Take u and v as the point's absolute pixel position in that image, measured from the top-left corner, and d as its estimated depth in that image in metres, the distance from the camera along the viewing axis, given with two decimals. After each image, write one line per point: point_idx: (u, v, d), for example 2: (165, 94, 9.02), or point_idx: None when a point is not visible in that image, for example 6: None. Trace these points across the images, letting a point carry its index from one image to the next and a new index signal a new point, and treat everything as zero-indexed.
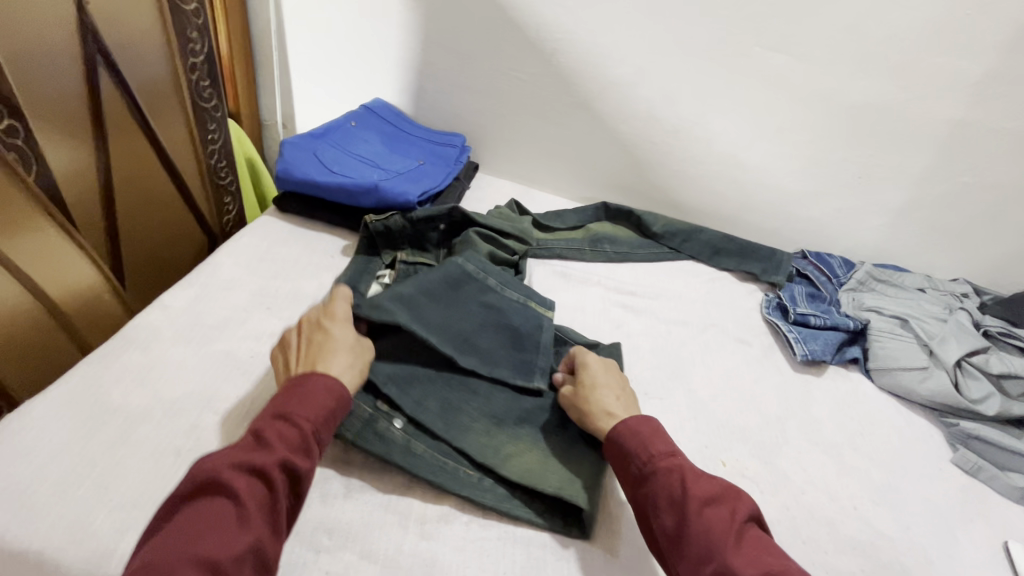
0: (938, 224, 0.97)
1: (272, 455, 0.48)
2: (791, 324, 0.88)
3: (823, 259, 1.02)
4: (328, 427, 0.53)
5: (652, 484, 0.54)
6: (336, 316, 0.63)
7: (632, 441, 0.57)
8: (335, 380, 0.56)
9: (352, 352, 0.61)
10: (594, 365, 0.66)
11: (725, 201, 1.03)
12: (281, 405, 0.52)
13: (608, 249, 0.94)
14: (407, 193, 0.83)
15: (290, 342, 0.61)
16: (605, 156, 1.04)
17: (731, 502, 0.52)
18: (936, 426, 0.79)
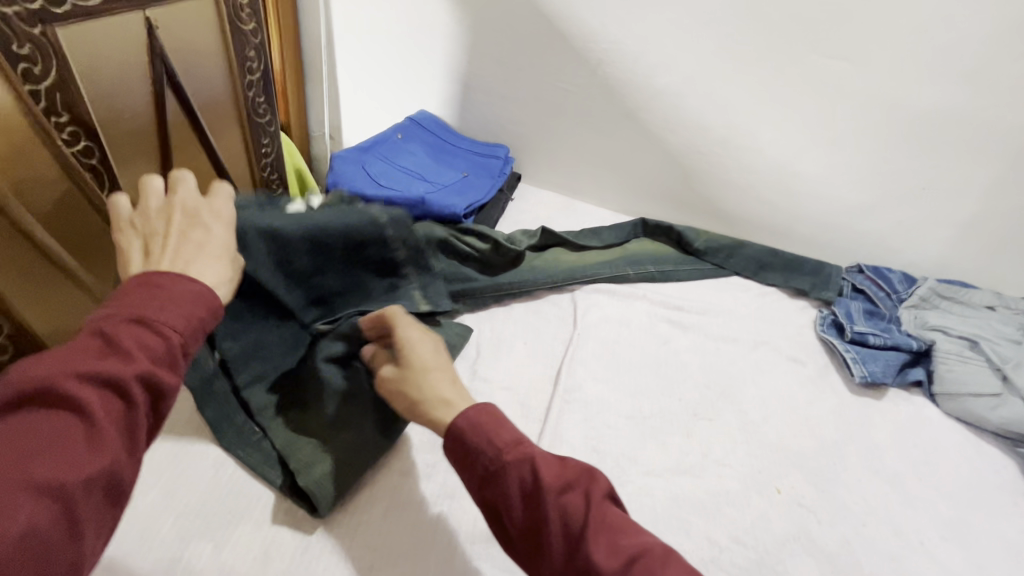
0: (1012, 237, 0.91)
1: (133, 367, 0.37)
2: (847, 343, 0.84)
3: (882, 274, 0.97)
4: (196, 337, 0.42)
5: (499, 478, 0.47)
6: (216, 212, 0.53)
7: (476, 437, 0.48)
8: (208, 286, 0.44)
9: (230, 254, 0.51)
10: (419, 342, 0.57)
11: (776, 212, 1.00)
12: (138, 303, 0.40)
13: (650, 267, 0.92)
14: (452, 207, 0.83)
15: (150, 226, 0.49)
16: (651, 166, 1.02)
17: (585, 483, 0.46)
18: (1009, 456, 0.74)
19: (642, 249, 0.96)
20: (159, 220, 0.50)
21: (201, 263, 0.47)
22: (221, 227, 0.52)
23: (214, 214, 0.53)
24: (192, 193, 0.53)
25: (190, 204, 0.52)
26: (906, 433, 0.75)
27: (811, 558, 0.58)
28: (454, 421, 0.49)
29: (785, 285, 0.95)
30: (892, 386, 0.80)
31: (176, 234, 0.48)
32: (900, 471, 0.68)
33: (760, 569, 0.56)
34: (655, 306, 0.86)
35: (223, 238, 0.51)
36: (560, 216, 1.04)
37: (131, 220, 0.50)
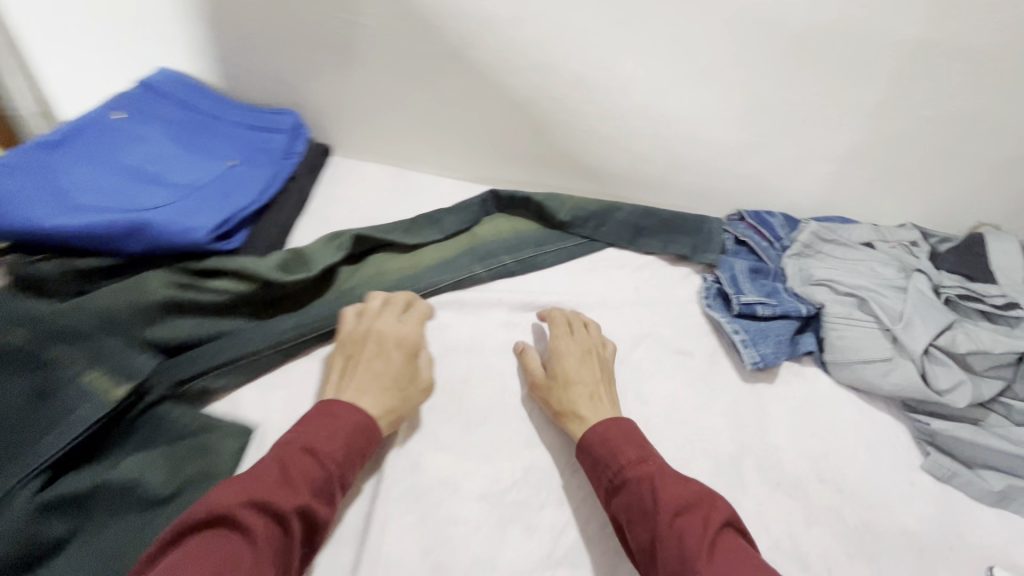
0: (888, 167, 0.83)
1: (294, 499, 0.42)
2: (735, 318, 0.73)
3: (764, 221, 0.86)
4: (354, 467, 0.48)
5: (626, 492, 0.48)
6: (414, 342, 0.56)
7: (600, 448, 0.51)
8: (369, 420, 0.49)
9: (402, 388, 0.53)
10: (565, 355, 0.59)
11: (647, 164, 0.84)
12: (308, 431, 0.47)
13: (506, 259, 0.72)
14: (194, 224, 0.54)
15: (349, 346, 0.54)
16: (495, 122, 0.79)
17: (704, 507, 0.46)
18: (901, 423, 0.68)
19: (496, 233, 0.76)
20: (357, 342, 0.55)
21: (373, 394, 0.51)
22: (398, 355, 0.54)
23: (406, 342, 0.55)
24: (394, 317, 0.57)
25: (385, 329, 0.55)
26: (803, 419, 0.66)
27: None
28: (592, 432, 0.53)
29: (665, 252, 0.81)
30: (785, 361, 0.71)
31: (357, 358, 0.53)
32: (800, 476, 0.60)
33: None
34: (515, 309, 0.68)
35: (398, 367, 0.53)
36: (389, 198, 0.80)
37: (345, 337, 0.55)
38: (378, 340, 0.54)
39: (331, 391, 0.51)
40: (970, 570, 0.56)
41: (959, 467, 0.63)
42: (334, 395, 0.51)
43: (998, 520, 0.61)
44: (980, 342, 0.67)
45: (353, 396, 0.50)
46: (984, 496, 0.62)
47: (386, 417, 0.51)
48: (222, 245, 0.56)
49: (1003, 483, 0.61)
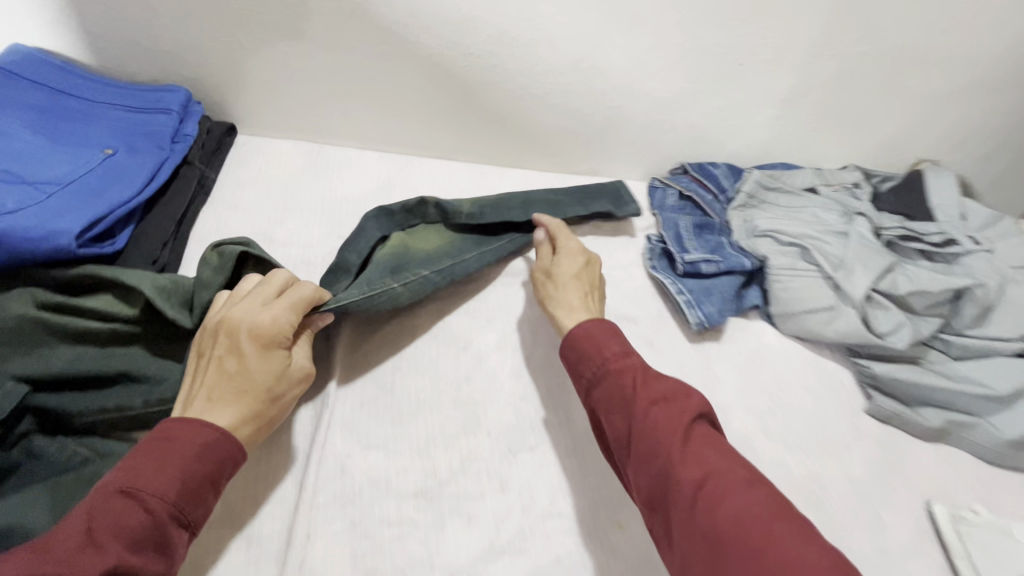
0: (827, 108, 0.80)
1: (101, 561, 0.35)
2: (679, 278, 0.71)
3: (706, 173, 0.84)
4: (200, 499, 0.41)
5: (608, 381, 0.49)
6: (272, 331, 0.47)
7: (587, 346, 0.52)
8: (212, 436, 0.42)
9: (260, 390, 0.45)
10: (568, 259, 0.61)
11: (583, 120, 0.79)
12: (130, 471, 0.39)
13: (426, 271, 0.59)
14: (51, 230, 0.48)
15: (204, 343, 0.47)
16: (415, 85, 0.73)
17: (680, 402, 0.46)
18: (845, 368, 0.68)
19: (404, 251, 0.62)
20: (211, 336, 0.47)
21: (226, 403, 0.44)
22: (253, 351, 0.46)
23: (262, 332, 0.46)
24: (254, 303, 0.48)
25: (238, 320, 0.47)
26: (750, 376, 0.65)
27: None
28: (579, 324, 0.54)
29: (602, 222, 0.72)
30: (730, 318, 0.69)
31: (210, 357, 0.46)
32: (747, 434, 0.59)
33: None
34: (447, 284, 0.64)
35: (252, 367, 0.45)
36: (305, 177, 0.73)
37: (204, 328, 0.48)
38: (231, 333, 0.46)
39: (183, 401, 0.45)
40: (912, 508, 0.57)
41: (901, 408, 0.64)
42: (186, 405, 0.45)
43: (937, 454, 0.62)
44: (919, 283, 0.67)
45: (203, 405, 0.44)
46: (924, 434, 0.63)
47: (244, 426, 0.45)
48: (86, 252, 0.50)
49: (940, 419, 0.63)
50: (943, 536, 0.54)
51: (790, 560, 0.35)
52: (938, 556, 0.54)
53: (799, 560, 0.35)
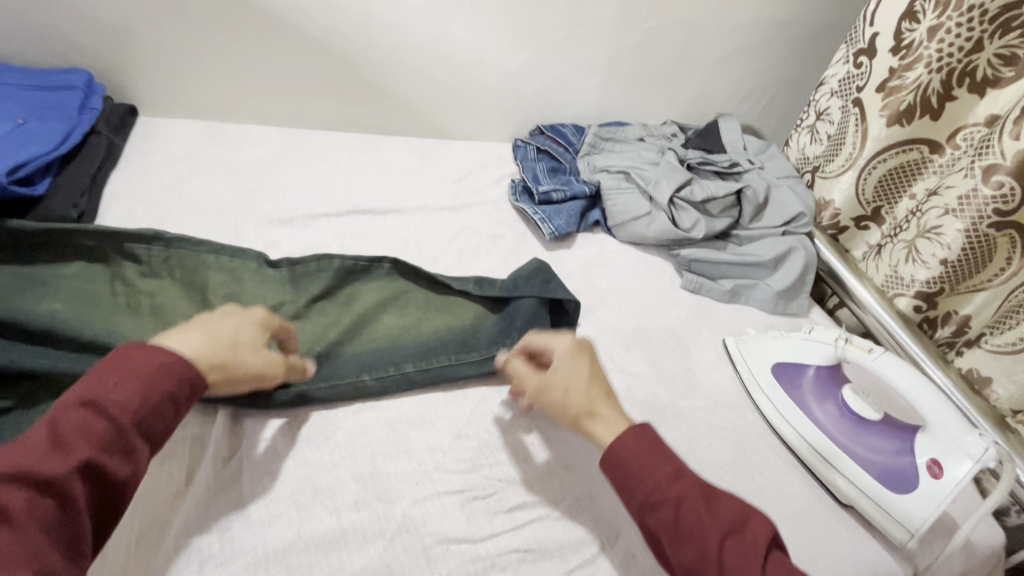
0: (639, 73, 1.04)
1: (70, 462, 0.36)
2: (537, 205, 0.89)
3: (557, 131, 1.03)
4: (162, 415, 0.42)
5: (671, 508, 0.44)
6: (270, 318, 0.52)
7: (633, 465, 0.46)
8: (183, 359, 0.43)
9: (234, 347, 0.48)
10: (574, 376, 0.52)
11: (449, 90, 0.96)
12: (92, 386, 0.40)
13: (407, 366, 0.60)
14: None
15: (197, 313, 0.50)
16: (301, 65, 0.86)
17: (750, 525, 0.43)
18: (667, 260, 0.89)
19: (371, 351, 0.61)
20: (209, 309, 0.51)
21: (195, 342, 0.45)
22: (247, 327, 0.49)
23: (262, 323, 0.51)
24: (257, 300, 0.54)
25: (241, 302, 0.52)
26: (593, 269, 0.84)
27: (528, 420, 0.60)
28: (619, 441, 0.47)
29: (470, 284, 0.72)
30: (578, 232, 0.88)
31: (201, 315, 0.49)
32: (591, 306, 0.77)
33: (483, 454, 0.56)
34: (345, 222, 0.78)
35: (239, 330, 0.49)
36: (207, 148, 0.83)
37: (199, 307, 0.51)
38: (232, 311, 0.50)
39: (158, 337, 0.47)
40: (712, 342, 0.76)
41: (705, 280, 0.85)
42: (151, 340, 0.45)
43: (732, 310, 0.83)
44: (710, 191, 0.89)
45: (172, 339, 0.45)
46: (722, 296, 0.84)
47: (207, 367, 0.45)
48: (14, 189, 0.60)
49: (732, 284, 0.84)
50: (730, 354, 0.74)
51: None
52: (728, 366, 0.73)
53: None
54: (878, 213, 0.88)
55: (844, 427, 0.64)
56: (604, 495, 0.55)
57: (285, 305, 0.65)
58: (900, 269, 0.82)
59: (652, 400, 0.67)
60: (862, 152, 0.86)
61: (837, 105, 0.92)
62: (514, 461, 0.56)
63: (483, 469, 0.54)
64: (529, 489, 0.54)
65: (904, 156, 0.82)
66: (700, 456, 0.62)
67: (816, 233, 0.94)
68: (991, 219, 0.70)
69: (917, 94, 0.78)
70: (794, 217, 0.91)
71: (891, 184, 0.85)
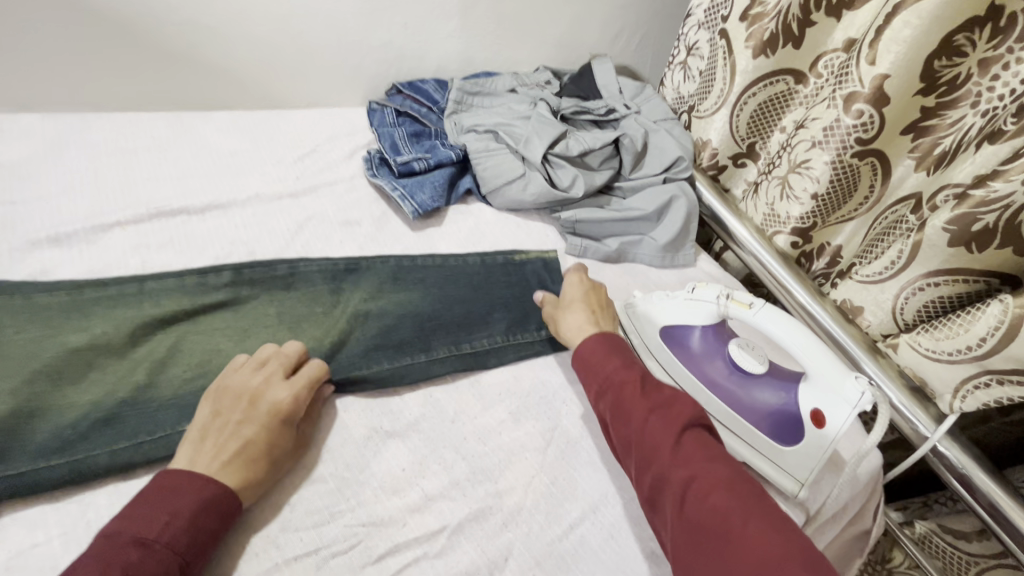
0: (500, 13, 0.92)
1: None
2: (397, 179, 0.77)
3: (417, 88, 0.90)
4: (203, 553, 0.41)
5: (614, 395, 0.51)
6: (292, 408, 0.48)
7: (591, 355, 0.54)
8: (221, 491, 0.42)
9: (267, 459, 0.45)
10: (579, 296, 0.62)
11: (269, 48, 0.81)
12: (140, 522, 0.39)
13: None
14: None
15: (220, 404, 0.47)
16: (63, 30, 0.69)
17: (676, 408, 0.49)
18: (548, 224, 0.82)
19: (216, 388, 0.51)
20: (230, 401, 0.47)
21: (232, 466, 0.44)
22: (271, 422, 0.47)
23: (282, 409, 0.48)
24: (277, 378, 0.49)
25: (263, 391, 0.48)
26: (470, 245, 0.75)
27: (398, 442, 0.52)
28: (585, 342, 0.56)
29: (326, 283, 0.62)
30: (448, 206, 0.78)
31: (225, 417, 0.46)
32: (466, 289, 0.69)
33: (342, 497, 0.47)
34: (149, 228, 0.62)
35: (268, 437, 0.46)
36: None
37: (218, 392, 0.48)
38: (252, 400, 0.47)
39: (192, 450, 0.44)
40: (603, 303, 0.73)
41: (589, 243, 0.79)
42: (192, 459, 0.44)
43: (618, 271, 0.79)
44: (587, 143, 0.82)
45: (211, 461, 0.44)
46: (607, 257, 0.79)
47: (247, 489, 0.44)
48: None
49: (616, 243, 0.79)
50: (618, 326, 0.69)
51: (762, 541, 0.39)
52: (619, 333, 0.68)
53: (772, 540, 0.39)
54: (753, 149, 0.85)
55: (743, 389, 0.62)
56: (489, 514, 0.49)
57: (62, 345, 0.50)
58: (776, 207, 0.81)
59: (540, 387, 0.60)
60: (732, 88, 0.83)
61: (705, 38, 0.87)
62: (381, 497, 0.48)
63: (341, 517, 0.46)
64: (400, 528, 0.47)
65: (772, 88, 0.79)
66: (595, 443, 0.56)
67: (697, 174, 0.90)
68: (853, 148, 0.68)
69: (779, 21, 0.74)
70: (673, 162, 0.86)
71: (762, 117, 0.82)
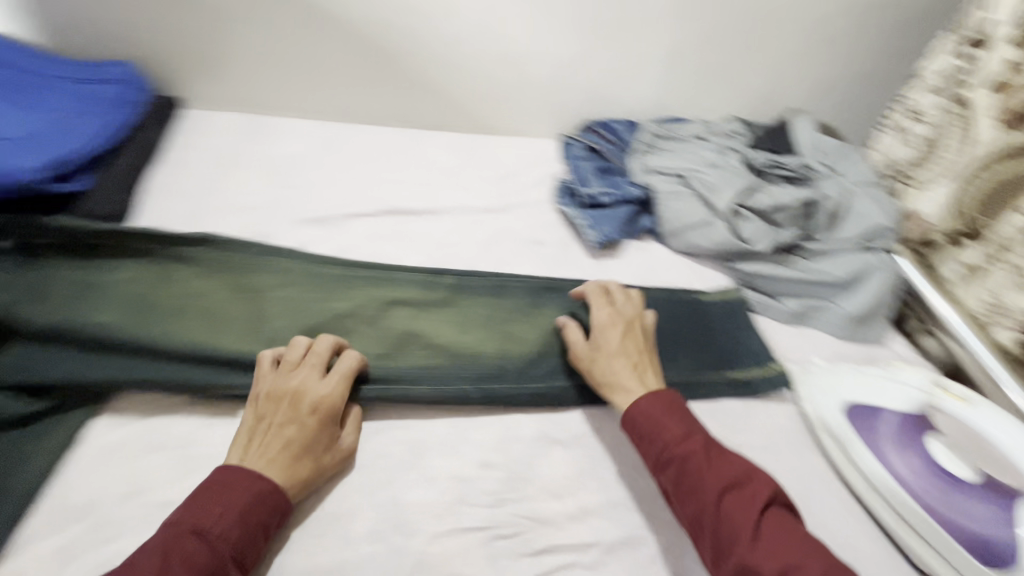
0: (703, 64, 0.95)
1: None
2: (582, 209, 0.82)
3: (609, 127, 0.96)
4: (255, 544, 0.43)
5: (677, 470, 0.49)
6: (332, 403, 0.51)
7: (648, 425, 0.51)
8: (271, 486, 0.45)
9: (311, 458, 0.48)
10: (621, 343, 0.58)
11: (490, 81, 0.92)
12: (199, 514, 0.42)
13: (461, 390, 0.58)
14: (25, 165, 0.58)
15: (262, 408, 0.50)
16: (346, 60, 0.86)
17: (749, 486, 0.47)
18: (724, 273, 0.81)
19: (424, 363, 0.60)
20: (273, 402, 0.50)
21: (280, 463, 0.46)
22: (313, 421, 0.49)
23: (325, 403, 0.50)
24: (313, 373, 0.52)
25: (305, 387, 0.51)
26: (643, 281, 0.77)
27: (561, 450, 0.56)
28: (639, 406, 0.52)
29: (513, 293, 0.69)
30: (626, 240, 0.82)
31: (268, 418, 0.49)
32: None
33: (510, 487, 0.52)
34: (380, 222, 0.75)
35: (312, 433, 0.48)
36: (246, 143, 0.82)
37: (260, 393, 0.51)
38: (295, 399, 0.50)
39: (241, 451, 0.47)
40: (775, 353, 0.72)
41: (765, 299, 0.77)
42: (240, 459, 0.47)
43: (795, 334, 0.75)
44: (778, 199, 0.80)
45: (257, 461, 0.46)
46: (784, 317, 0.76)
47: (294, 486, 0.46)
48: (56, 184, 0.61)
49: (797, 304, 0.76)
50: (794, 390, 0.66)
51: None
52: (791, 397, 0.66)
53: None
54: (976, 228, 0.75)
55: (944, 494, 0.55)
56: (642, 543, 0.50)
57: (314, 304, 0.62)
58: (1002, 297, 0.71)
59: None
60: (964, 159, 0.77)
61: (935, 104, 0.82)
62: (543, 497, 0.52)
63: (508, 504, 0.51)
64: (558, 531, 0.50)
65: (1017, 164, 0.70)
66: None
67: (897, 247, 0.82)
68: None
69: None
70: (873, 231, 0.80)
71: (995, 195, 0.73)
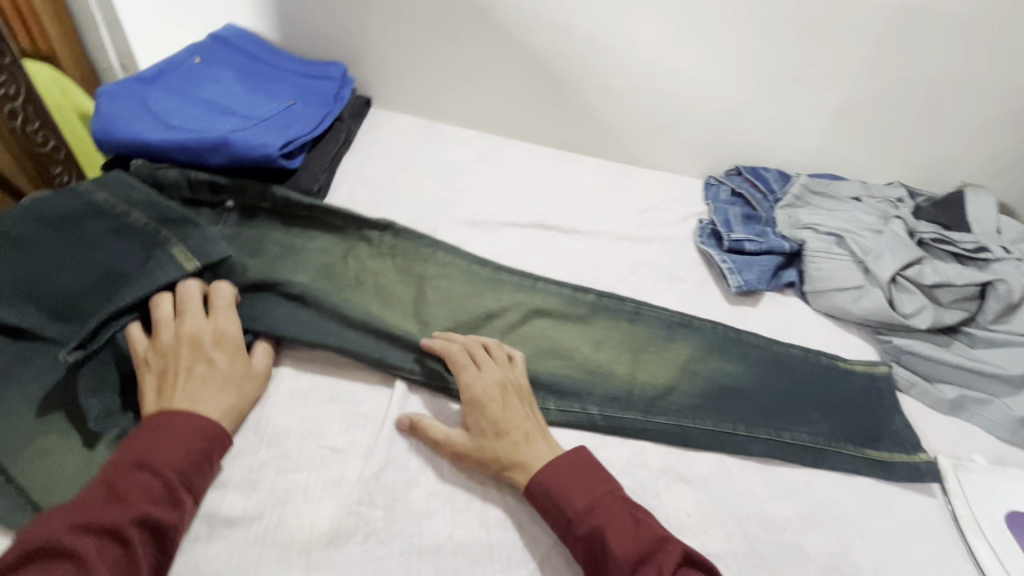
0: (875, 124, 0.92)
1: (129, 512, 0.42)
2: (724, 252, 0.82)
3: (759, 174, 0.95)
4: (200, 471, 0.47)
5: (586, 542, 0.47)
6: (231, 339, 0.55)
7: (547, 498, 0.50)
8: (205, 418, 0.49)
9: (229, 388, 0.53)
10: (491, 407, 0.54)
11: (647, 115, 0.94)
12: (139, 452, 0.46)
13: (594, 409, 0.60)
14: (265, 142, 0.69)
15: (163, 358, 0.53)
16: (518, 80, 0.92)
17: (657, 556, 0.45)
18: (870, 343, 0.77)
19: (563, 373, 0.63)
20: (169, 350, 0.53)
21: (207, 399, 0.50)
22: (222, 355, 0.54)
23: (226, 339, 0.55)
24: (199, 316, 0.56)
25: (197, 330, 0.54)
26: (782, 336, 0.75)
27: (686, 487, 0.56)
28: (535, 478, 0.50)
29: (649, 322, 0.70)
30: (767, 291, 0.80)
31: (170, 368, 0.52)
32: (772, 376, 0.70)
33: None
34: (529, 234, 0.80)
35: (226, 367, 0.53)
36: (419, 143, 0.91)
37: (159, 344, 0.54)
38: (194, 343, 0.53)
39: (155, 400, 0.50)
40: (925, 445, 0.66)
41: (918, 380, 0.71)
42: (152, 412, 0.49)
43: (950, 424, 0.69)
44: (946, 276, 0.75)
45: (171, 404, 0.49)
46: (940, 405, 0.70)
47: (223, 418, 0.51)
48: (284, 161, 0.71)
49: (955, 392, 0.70)
50: (946, 485, 0.61)
51: None
52: (942, 492, 0.61)
53: None
54: None
55: None
56: None
57: (468, 298, 0.68)
58: None
59: (833, 504, 0.58)
60: None
61: None
62: None
63: None
64: None
65: None
66: None
67: None
68: None
69: None
70: None
71: None
